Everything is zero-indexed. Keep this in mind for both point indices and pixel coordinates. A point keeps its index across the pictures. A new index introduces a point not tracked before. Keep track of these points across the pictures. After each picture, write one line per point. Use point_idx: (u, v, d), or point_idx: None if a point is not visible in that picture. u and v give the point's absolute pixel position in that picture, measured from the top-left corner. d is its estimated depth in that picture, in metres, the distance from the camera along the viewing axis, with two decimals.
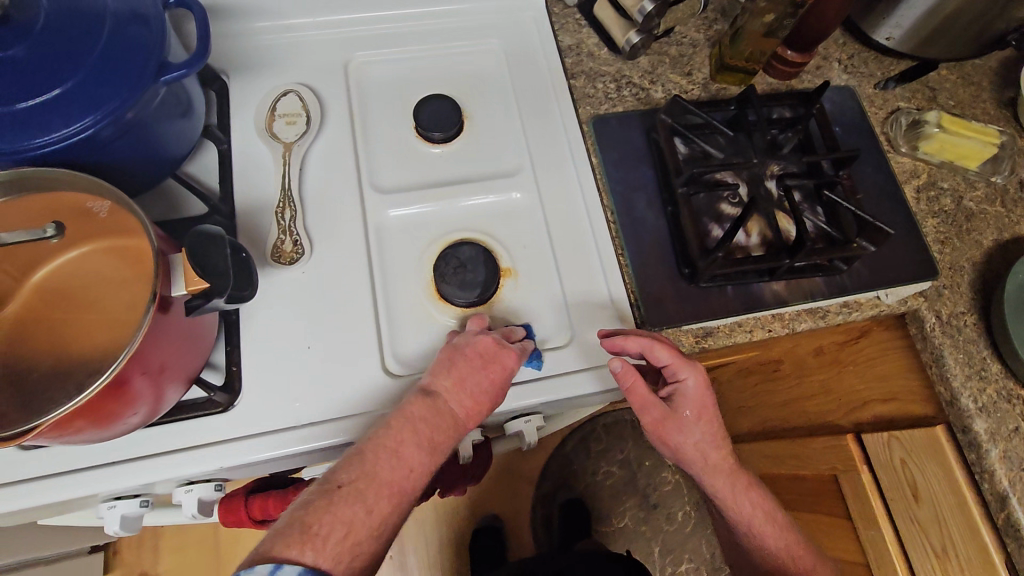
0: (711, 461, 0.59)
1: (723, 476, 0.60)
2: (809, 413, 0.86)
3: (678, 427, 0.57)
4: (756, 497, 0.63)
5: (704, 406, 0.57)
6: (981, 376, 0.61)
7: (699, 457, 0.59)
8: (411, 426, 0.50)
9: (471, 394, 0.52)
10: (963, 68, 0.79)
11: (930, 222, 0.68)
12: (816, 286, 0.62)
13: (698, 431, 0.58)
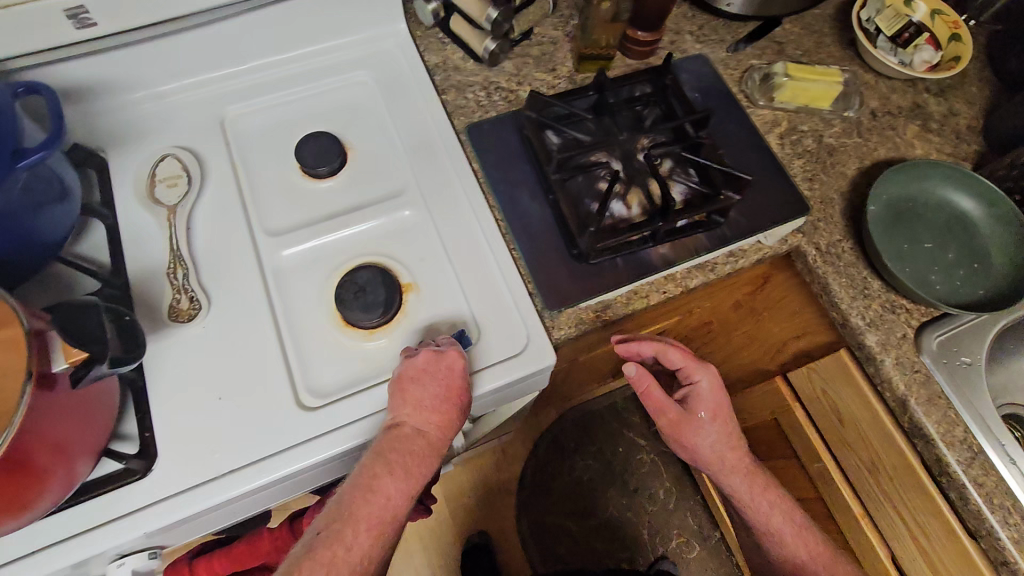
0: (717, 450, 0.71)
1: (729, 466, 0.72)
2: (743, 365, 0.89)
3: (690, 423, 0.70)
4: (762, 480, 0.73)
5: (715, 403, 0.69)
6: (865, 294, 0.65)
7: (711, 449, 0.71)
8: (384, 460, 0.53)
9: (426, 413, 0.55)
10: (804, 19, 0.85)
11: (796, 163, 0.73)
12: (699, 242, 0.65)
13: (710, 424, 0.70)
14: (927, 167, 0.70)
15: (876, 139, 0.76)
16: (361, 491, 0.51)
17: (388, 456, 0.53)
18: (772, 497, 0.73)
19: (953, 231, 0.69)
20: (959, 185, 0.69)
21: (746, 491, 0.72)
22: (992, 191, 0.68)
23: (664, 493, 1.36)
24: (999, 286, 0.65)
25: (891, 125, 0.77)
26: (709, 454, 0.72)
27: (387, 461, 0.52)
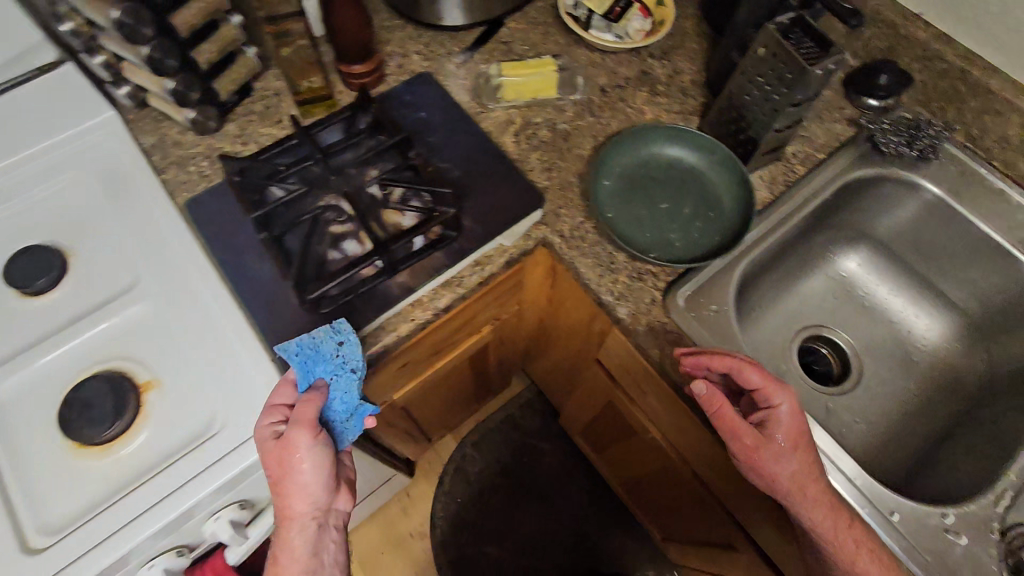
0: (812, 495, 0.53)
1: (828, 519, 0.53)
2: (577, 351, 0.88)
3: (771, 465, 0.53)
4: (861, 534, 0.54)
5: (796, 430, 0.55)
6: (612, 268, 0.66)
7: (797, 491, 0.53)
8: (286, 510, 0.54)
9: (307, 473, 0.53)
10: (529, 14, 0.86)
11: (534, 156, 0.73)
12: (438, 261, 0.64)
13: (792, 460, 0.53)
14: (635, 135, 0.73)
15: (608, 113, 0.78)
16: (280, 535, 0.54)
17: (291, 515, 0.54)
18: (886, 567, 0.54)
19: (679, 183, 0.71)
20: (669, 140, 0.73)
21: (846, 548, 0.54)
22: (696, 134, 0.72)
23: (577, 491, 1.35)
24: (733, 210, 0.69)
25: (621, 97, 0.79)
26: (800, 504, 0.53)
27: (288, 516, 0.54)
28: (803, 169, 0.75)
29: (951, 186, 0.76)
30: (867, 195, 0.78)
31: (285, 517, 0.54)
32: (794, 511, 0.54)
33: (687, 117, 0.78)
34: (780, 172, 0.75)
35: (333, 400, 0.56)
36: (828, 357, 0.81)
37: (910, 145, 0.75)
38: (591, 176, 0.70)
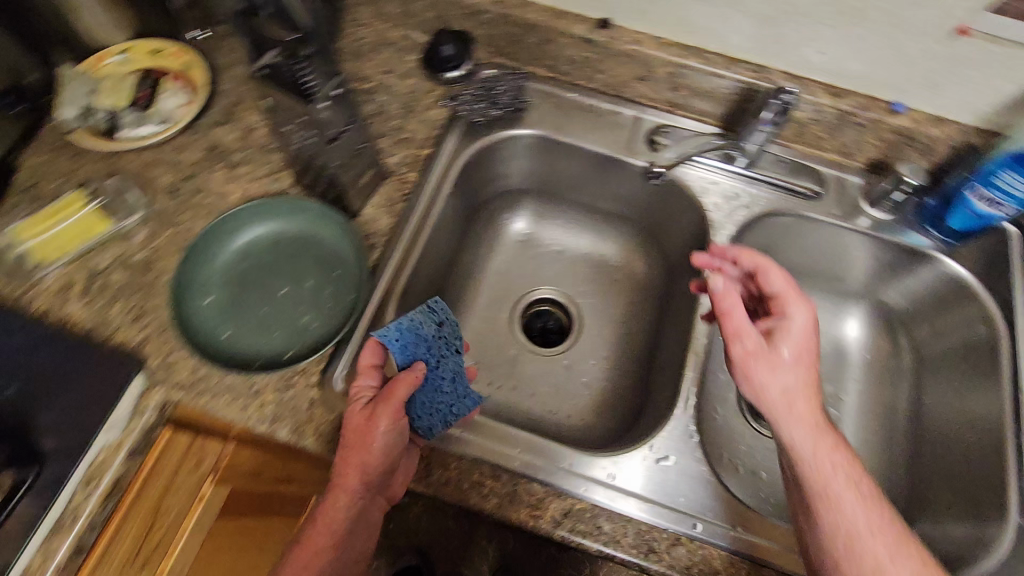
0: (812, 420, 0.53)
1: (818, 448, 0.52)
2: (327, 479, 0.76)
3: (768, 364, 0.55)
4: (855, 472, 0.52)
5: (794, 348, 0.57)
6: (253, 391, 0.58)
7: (785, 406, 0.54)
8: (341, 479, 0.52)
9: (378, 450, 0.51)
10: (47, 137, 0.70)
11: (116, 310, 0.61)
12: (29, 511, 0.51)
13: (791, 361, 0.56)
14: (201, 244, 0.63)
15: (188, 215, 0.67)
16: (320, 508, 0.54)
17: (353, 469, 0.52)
18: (882, 527, 0.50)
19: (280, 257, 0.64)
20: (241, 225, 0.64)
21: (824, 483, 0.51)
22: (259, 203, 0.65)
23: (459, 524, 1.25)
24: (341, 241, 0.64)
25: (195, 189, 0.68)
26: (795, 419, 0.54)
27: (344, 481, 0.52)
28: (414, 174, 0.71)
29: (552, 123, 0.76)
30: (493, 163, 0.78)
31: (336, 484, 0.53)
32: (780, 426, 0.54)
33: (277, 176, 0.69)
34: (395, 190, 0.70)
35: (421, 381, 0.54)
36: (554, 311, 0.83)
37: (491, 105, 0.74)
38: (179, 322, 0.59)
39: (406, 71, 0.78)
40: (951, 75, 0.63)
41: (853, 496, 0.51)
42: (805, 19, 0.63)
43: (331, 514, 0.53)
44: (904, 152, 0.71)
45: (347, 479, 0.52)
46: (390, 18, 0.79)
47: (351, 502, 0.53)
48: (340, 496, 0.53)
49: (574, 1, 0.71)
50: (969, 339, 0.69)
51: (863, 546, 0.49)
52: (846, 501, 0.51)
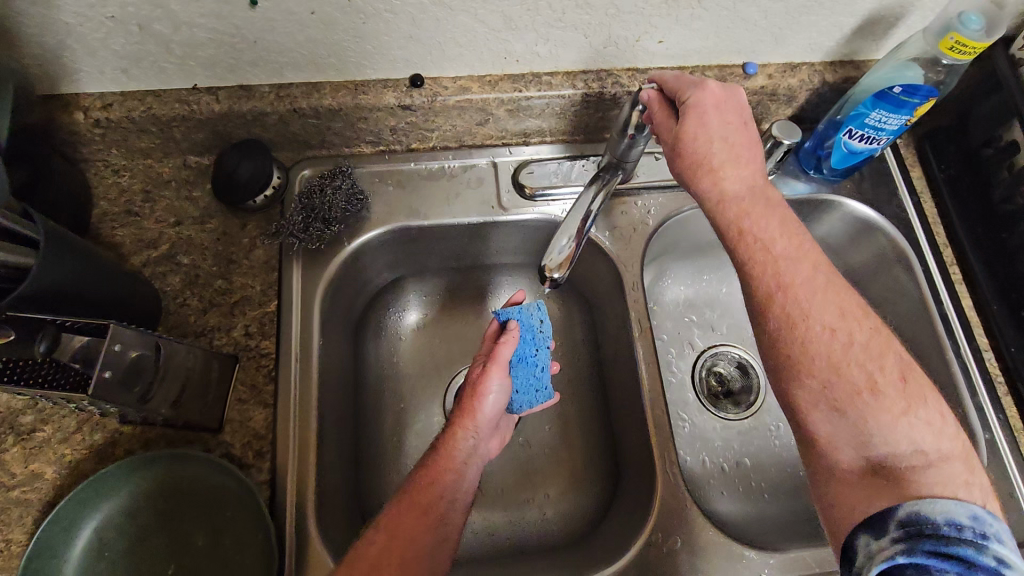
0: (728, 215, 0.51)
1: (735, 231, 0.51)
2: None
3: (684, 156, 0.52)
4: (803, 269, 0.49)
5: (725, 129, 0.52)
6: None
7: (713, 201, 0.52)
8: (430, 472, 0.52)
9: (491, 405, 0.56)
10: None
11: None
12: None
13: (718, 148, 0.52)
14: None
15: None
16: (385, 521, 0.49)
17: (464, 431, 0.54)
18: (819, 292, 0.49)
19: (146, 533, 0.50)
20: (68, 526, 0.48)
21: (766, 274, 0.50)
22: (79, 487, 0.48)
23: None
24: (216, 475, 0.50)
25: None
26: (710, 194, 0.52)
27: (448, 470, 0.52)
28: (269, 341, 0.57)
29: (403, 208, 0.64)
30: (355, 274, 0.65)
31: (423, 477, 0.51)
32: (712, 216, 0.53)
33: (95, 420, 0.53)
34: (256, 371, 0.56)
35: (520, 357, 0.58)
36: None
37: (325, 224, 0.59)
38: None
39: (203, 213, 0.61)
40: (794, 26, 0.58)
41: (769, 271, 0.49)
42: (634, 16, 0.54)
43: (399, 525, 0.48)
44: (769, 106, 0.67)
45: (437, 476, 0.51)
46: (152, 152, 0.61)
47: (429, 509, 0.49)
48: (411, 499, 0.50)
49: (370, 69, 0.57)
50: (886, 270, 0.69)
51: (783, 304, 0.49)
52: (759, 280, 0.50)
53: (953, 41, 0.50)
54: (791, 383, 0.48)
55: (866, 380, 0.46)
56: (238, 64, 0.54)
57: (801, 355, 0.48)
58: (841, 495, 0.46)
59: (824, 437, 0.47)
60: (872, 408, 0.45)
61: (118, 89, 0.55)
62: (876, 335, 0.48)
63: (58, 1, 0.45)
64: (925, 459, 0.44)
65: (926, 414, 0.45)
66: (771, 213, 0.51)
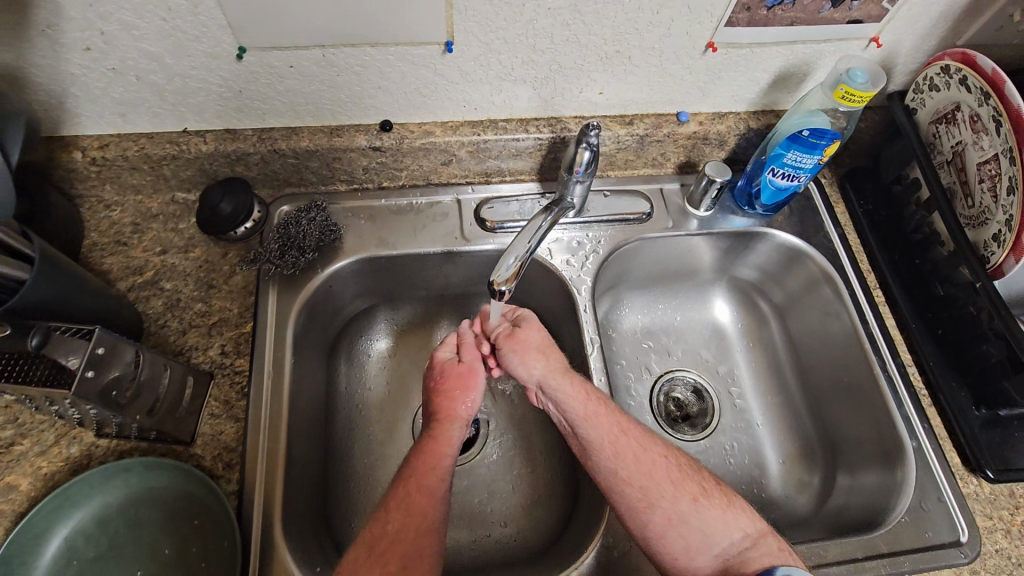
0: (572, 383, 0.61)
1: (579, 397, 0.60)
2: None
3: (517, 349, 0.63)
4: (629, 429, 0.58)
5: (541, 329, 0.65)
6: None
7: (544, 370, 0.62)
8: (422, 456, 0.55)
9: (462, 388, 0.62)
10: None
11: None
12: None
13: (538, 343, 0.64)
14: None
15: None
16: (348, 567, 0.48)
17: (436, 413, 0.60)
18: (626, 431, 0.58)
19: (114, 541, 0.52)
20: (38, 534, 0.50)
21: (610, 443, 0.57)
22: (52, 495, 0.50)
23: None
24: (184, 484, 0.53)
25: None
26: (550, 375, 0.62)
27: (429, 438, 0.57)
28: (243, 360, 0.61)
29: (373, 240, 0.69)
30: (327, 301, 0.69)
31: (409, 484, 0.53)
32: (548, 389, 0.61)
33: (73, 434, 0.56)
34: (228, 387, 0.60)
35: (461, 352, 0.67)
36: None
37: (300, 252, 0.65)
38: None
39: (187, 243, 0.67)
40: (716, 80, 0.67)
41: (613, 421, 0.58)
42: (575, 72, 0.63)
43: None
44: (703, 149, 0.75)
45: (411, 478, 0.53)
46: (143, 189, 0.67)
47: (417, 519, 0.51)
48: (389, 529, 0.50)
49: (343, 115, 0.64)
50: (814, 292, 0.76)
51: (622, 488, 0.55)
52: (595, 439, 0.58)
53: (843, 91, 0.59)
54: (644, 514, 0.54)
55: (695, 488, 0.55)
56: (225, 110, 0.61)
57: (637, 479, 0.55)
58: (665, 545, 0.53)
59: (682, 550, 0.52)
60: (684, 508, 0.54)
61: (115, 131, 0.62)
62: (691, 475, 0.56)
63: (67, 54, 0.52)
64: (750, 539, 0.53)
65: (741, 505, 0.55)
66: (586, 403, 0.60)
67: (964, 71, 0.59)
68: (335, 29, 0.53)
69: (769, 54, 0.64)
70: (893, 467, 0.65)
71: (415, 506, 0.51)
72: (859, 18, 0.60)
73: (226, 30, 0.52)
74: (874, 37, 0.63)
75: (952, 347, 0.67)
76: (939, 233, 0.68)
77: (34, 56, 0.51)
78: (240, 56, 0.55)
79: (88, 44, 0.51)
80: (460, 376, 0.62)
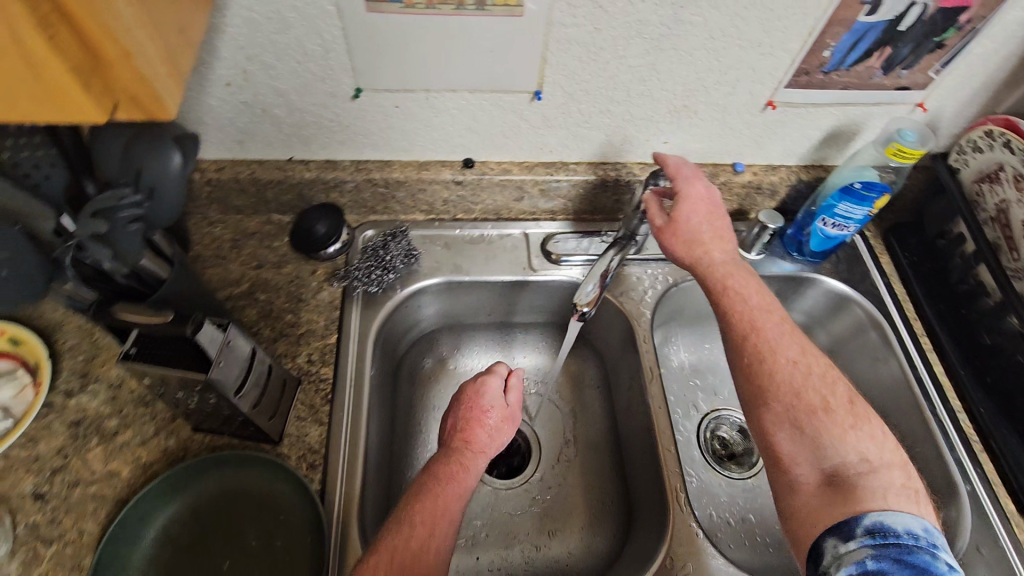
0: (716, 274, 0.63)
1: (716, 286, 0.63)
2: None
3: (665, 228, 0.66)
4: (762, 329, 0.60)
5: (694, 209, 0.64)
6: None
7: (691, 252, 0.65)
8: (452, 478, 0.56)
9: (489, 431, 0.62)
10: None
11: None
12: None
13: (690, 223, 0.65)
14: (99, 562, 0.50)
15: (71, 519, 0.54)
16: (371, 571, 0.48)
17: (467, 446, 0.60)
18: (763, 329, 0.60)
19: (205, 532, 0.55)
20: (142, 517, 0.53)
21: (740, 327, 0.61)
22: (156, 481, 0.54)
23: None
24: (274, 481, 0.56)
25: (71, 482, 0.56)
26: (698, 258, 0.65)
27: (462, 464, 0.58)
28: (328, 369, 0.65)
29: (448, 265, 0.75)
30: (401, 321, 0.74)
31: (435, 501, 0.54)
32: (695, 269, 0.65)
33: (170, 428, 0.60)
34: (313, 394, 0.64)
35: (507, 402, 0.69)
36: None
37: (384, 271, 0.71)
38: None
39: (280, 260, 0.73)
40: (772, 135, 0.73)
41: (745, 315, 0.60)
42: (645, 122, 0.69)
43: None
44: (756, 199, 0.80)
45: (433, 499, 0.54)
46: (244, 210, 0.73)
47: (440, 536, 0.52)
48: (415, 539, 0.51)
49: (433, 151, 0.71)
50: (863, 338, 0.79)
51: (743, 373, 0.59)
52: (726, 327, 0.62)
53: (895, 148, 0.64)
54: (759, 408, 0.57)
55: (818, 401, 0.55)
56: (330, 142, 0.68)
57: (760, 375, 0.58)
58: (769, 454, 0.56)
59: (788, 455, 0.55)
60: (800, 415, 0.55)
61: (231, 157, 0.69)
62: (819, 386, 0.56)
63: (210, 88, 0.60)
64: (870, 466, 0.52)
65: (869, 430, 0.54)
66: (724, 297, 0.62)
67: (1007, 135, 0.65)
68: (441, 75, 0.60)
69: (823, 114, 0.70)
70: (945, 506, 0.66)
71: (433, 530, 0.52)
72: (908, 85, 0.66)
73: (349, 73, 0.60)
74: (920, 102, 0.69)
75: (1001, 395, 0.69)
76: (984, 284, 0.71)
77: (182, 89, 0.59)
78: (356, 96, 0.62)
79: (229, 80, 0.59)
80: (504, 419, 0.64)
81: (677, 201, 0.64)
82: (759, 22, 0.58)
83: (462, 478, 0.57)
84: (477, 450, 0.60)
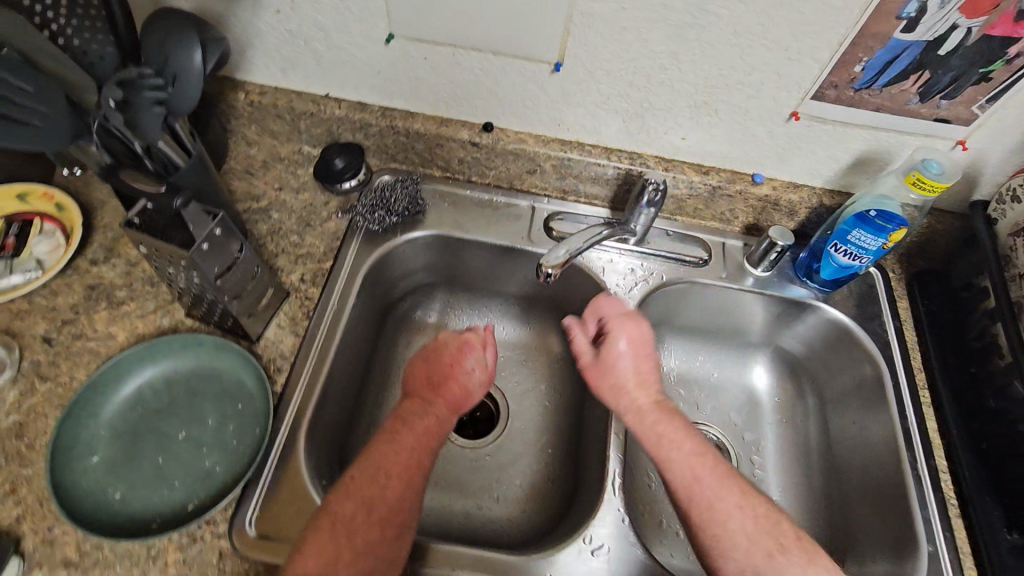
0: (649, 422, 0.62)
1: (655, 439, 0.61)
2: None
3: (606, 374, 0.67)
4: (703, 467, 0.57)
5: (628, 349, 0.67)
6: (155, 554, 0.53)
7: (633, 405, 0.64)
8: (423, 431, 0.58)
9: (467, 390, 0.65)
10: None
11: None
12: None
13: (625, 367, 0.66)
14: (77, 402, 0.57)
15: (67, 364, 0.62)
16: (345, 519, 0.50)
17: (442, 406, 0.62)
18: (708, 466, 0.58)
19: (173, 401, 0.60)
20: (121, 373, 0.60)
21: (683, 478, 0.57)
22: (140, 345, 0.60)
23: None
24: (241, 371, 0.61)
25: (76, 334, 0.63)
26: (641, 419, 0.63)
27: (439, 419, 0.60)
28: (317, 290, 0.70)
29: (451, 221, 0.78)
30: (397, 265, 0.78)
31: (409, 457, 0.56)
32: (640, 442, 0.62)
33: (167, 309, 0.66)
34: (297, 308, 0.68)
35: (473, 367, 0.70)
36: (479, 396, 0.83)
37: (387, 213, 0.75)
38: (60, 498, 0.52)
39: (300, 186, 0.78)
40: (794, 149, 0.71)
41: (684, 467, 0.58)
42: (663, 114, 0.69)
43: (364, 533, 0.50)
44: (772, 215, 0.78)
45: (404, 453, 0.56)
46: (279, 135, 0.80)
47: (413, 489, 0.54)
48: (389, 495, 0.53)
49: (456, 109, 0.74)
50: (859, 377, 0.75)
51: (696, 525, 0.56)
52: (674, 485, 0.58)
53: (915, 177, 0.61)
54: (716, 557, 0.54)
55: (774, 544, 0.53)
56: (363, 84, 0.73)
57: (709, 525, 0.55)
58: None
59: None
60: (761, 560, 0.52)
61: (274, 84, 0.75)
62: (768, 524, 0.54)
63: (261, 14, 0.66)
64: None
65: (825, 566, 0.52)
66: (664, 446, 0.60)
67: None
68: (467, 33, 0.64)
69: (851, 135, 0.67)
70: (903, 560, 0.62)
71: (406, 481, 0.54)
72: (947, 118, 0.63)
73: (384, 18, 0.64)
74: (961, 140, 0.65)
75: (995, 465, 0.64)
76: (999, 344, 0.67)
77: (237, 10, 0.66)
78: (388, 41, 0.66)
79: (279, 8, 0.65)
80: (484, 377, 0.67)
81: (610, 343, 0.68)
82: (786, 25, 0.57)
83: (435, 433, 0.59)
84: (452, 407, 0.63)
